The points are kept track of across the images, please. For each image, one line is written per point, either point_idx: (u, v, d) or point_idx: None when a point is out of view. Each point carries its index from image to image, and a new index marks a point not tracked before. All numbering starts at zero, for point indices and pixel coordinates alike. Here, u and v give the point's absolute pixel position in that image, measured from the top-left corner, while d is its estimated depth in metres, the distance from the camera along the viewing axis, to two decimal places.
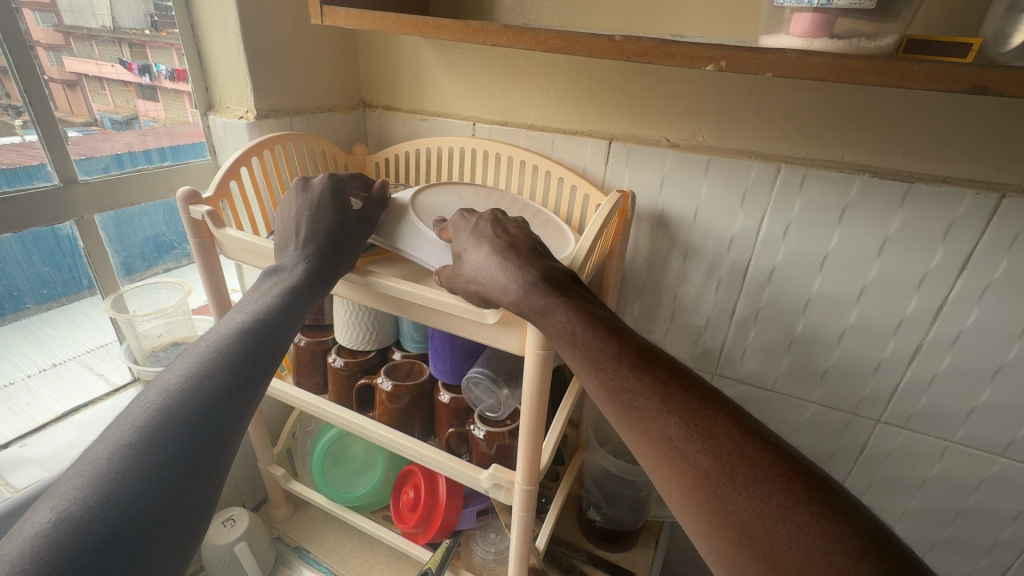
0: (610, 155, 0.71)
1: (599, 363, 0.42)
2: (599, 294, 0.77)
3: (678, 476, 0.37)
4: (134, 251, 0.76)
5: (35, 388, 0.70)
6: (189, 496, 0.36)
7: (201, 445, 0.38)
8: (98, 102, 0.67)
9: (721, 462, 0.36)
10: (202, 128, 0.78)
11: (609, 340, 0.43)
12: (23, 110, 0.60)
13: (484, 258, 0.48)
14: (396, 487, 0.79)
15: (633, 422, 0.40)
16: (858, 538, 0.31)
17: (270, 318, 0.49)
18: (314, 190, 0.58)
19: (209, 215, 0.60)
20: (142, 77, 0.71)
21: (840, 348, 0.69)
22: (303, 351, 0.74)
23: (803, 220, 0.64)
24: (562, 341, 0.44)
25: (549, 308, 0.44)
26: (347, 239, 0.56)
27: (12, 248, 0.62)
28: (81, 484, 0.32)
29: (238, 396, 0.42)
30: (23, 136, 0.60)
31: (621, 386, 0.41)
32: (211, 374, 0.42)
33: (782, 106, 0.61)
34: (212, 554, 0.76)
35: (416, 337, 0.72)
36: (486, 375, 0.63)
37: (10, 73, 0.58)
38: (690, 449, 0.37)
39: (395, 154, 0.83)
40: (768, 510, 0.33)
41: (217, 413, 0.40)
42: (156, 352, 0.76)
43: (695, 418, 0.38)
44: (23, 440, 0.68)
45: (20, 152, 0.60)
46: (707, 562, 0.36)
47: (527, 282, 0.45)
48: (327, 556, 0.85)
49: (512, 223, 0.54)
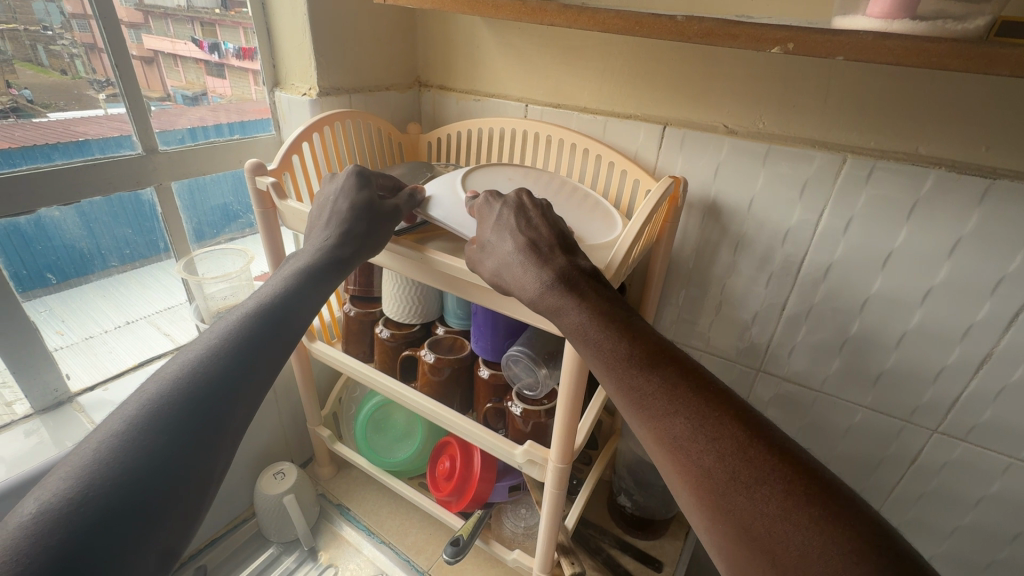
0: (663, 140, 0.70)
1: (610, 362, 0.43)
2: (644, 281, 0.77)
3: (683, 474, 0.38)
4: (205, 218, 0.81)
5: (112, 341, 0.78)
6: (196, 471, 0.35)
7: (212, 418, 0.37)
8: (173, 77, 0.71)
9: (724, 463, 0.36)
10: (269, 104, 0.82)
11: (622, 338, 0.43)
12: (107, 84, 0.65)
13: (505, 254, 0.49)
14: (433, 457, 0.83)
15: (641, 420, 0.41)
16: (857, 542, 0.31)
17: (289, 297, 0.49)
18: (348, 184, 0.59)
19: (273, 186, 0.64)
20: (212, 54, 0.75)
21: (898, 352, 0.65)
22: (352, 321, 0.78)
23: (867, 215, 0.61)
24: (576, 339, 0.45)
25: (563, 307, 0.45)
26: (373, 226, 0.56)
27: (101, 210, 0.68)
28: (96, 451, 0.33)
29: (254, 370, 0.42)
30: (106, 109, 0.65)
31: (630, 385, 0.42)
32: (230, 349, 0.42)
33: (853, 93, 0.57)
34: (263, 502, 0.83)
35: (459, 314, 0.73)
36: (526, 353, 0.64)
37: (104, 51, 0.63)
38: (697, 450, 0.37)
39: (448, 133, 0.85)
40: (768, 511, 0.34)
41: (231, 391, 0.39)
42: (221, 313, 0.80)
43: (704, 420, 0.38)
44: (105, 384, 0.76)
45: (104, 124, 0.65)
46: (710, 556, 0.37)
47: (543, 282, 0.46)
48: (366, 515, 0.90)
49: (535, 207, 0.53)
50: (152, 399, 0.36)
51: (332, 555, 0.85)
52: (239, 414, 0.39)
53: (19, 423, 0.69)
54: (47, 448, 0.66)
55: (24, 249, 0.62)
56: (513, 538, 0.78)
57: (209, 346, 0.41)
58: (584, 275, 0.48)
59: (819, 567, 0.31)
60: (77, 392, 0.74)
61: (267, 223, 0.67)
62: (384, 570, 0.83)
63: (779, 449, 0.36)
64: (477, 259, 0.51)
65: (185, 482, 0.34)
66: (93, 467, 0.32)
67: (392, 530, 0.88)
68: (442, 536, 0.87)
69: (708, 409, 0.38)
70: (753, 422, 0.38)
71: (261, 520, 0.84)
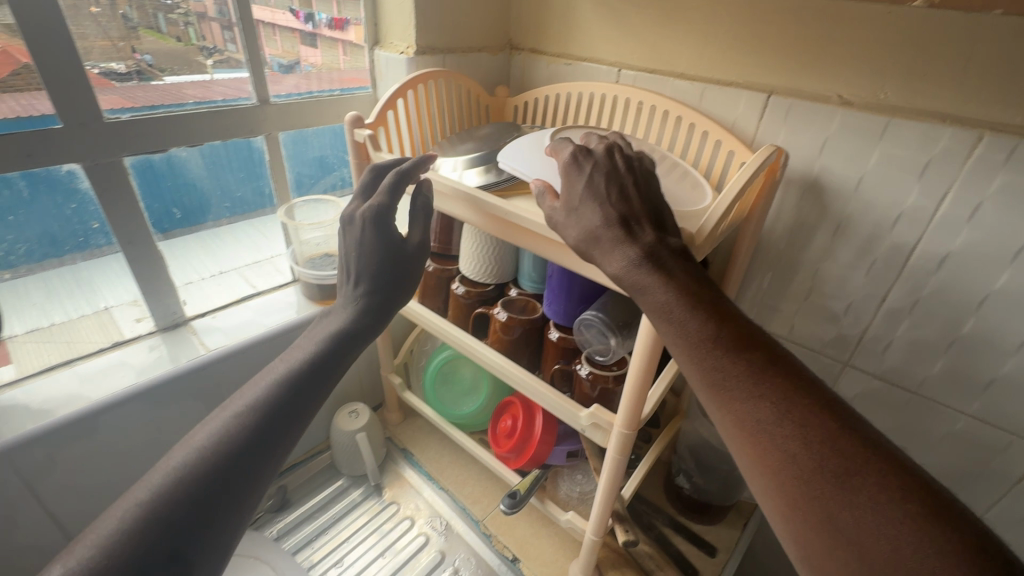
0: (766, 110, 0.66)
1: (691, 343, 0.41)
2: (728, 259, 0.73)
3: (763, 460, 0.37)
4: (305, 169, 0.87)
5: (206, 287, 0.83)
6: (216, 523, 0.40)
7: (233, 474, 0.42)
8: (271, 46, 0.75)
9: (811, 452, 0.34)
10: (368, 62, 0.85)
11: (709, 320, 0.41)
12: (213, 52, 0.70)
13: (593, 227, 0.46)
14: (496, 415, 0.85)
15: (721, 403, 0.39)
16: (957, 543, 0.29)
17: (326, 345, 0.51)
18: (364, 229, 0.56)
19: (370, 139, 0.67)
20: (306, 25, 0.79)
21: (1019, 358, 0.59)
22: (430, 276, 0.81)
23: (1001, 202, 0.54)
24: (658, 318, 0.43)
25: (648, 285, 0.43)
26: (392, 275, 0.57)
27: (221, 153, 0.74)
28: (144, 495, 0.39)
29: (282, 424, 0.46)
30: (211, 75, 0.70)
31: (712, 368, 0.40)
32: (267, 402, 0.46)
33: (1001, 61, 0.51)
34: (339, 436, 0.89)
35: (534, 277, 0.75)
36: (600, 318, 0.65)
37: (236, 19, 0.70)
38: (779, 437, 0.36)
39: (536, 97, 0.85)
40: (857, 503, 0.32)
41: (259, 445, 0.44)
42: (314, 259, 0.87)
43: (788, 409, 0.36)
44: (214, 313, 0.82)
45: (209, 88, 0.70)
46: (784, 543, 0.36)
47: (628, 258, 0.44)
48: (428, 462, 0.95)
49: (627, 173, 0.49)
50: (218, 428, 0.43)
51: (396, 494, 0.92)
52: (263, 470, 0.44)
53: (143, 338, 0.76)
54: (164, 362, 0.72)
55: (155, 184, 0.69)
56: (568, 502, 0.79)
57: (250, 397, 0.46)
58: (674, 253, 0.45)
59: (912, 564, 0.29)
60: (191, 318, 0.80)
61: (361, 174, 0.71)
62: (442, 515, 0.88)
63: (871, 442, 0.34)
64: (561, 226, 0.49)
65: (205, 525, 0.39)
66: (139, 510, 0.38)
67: (451, 479, 0.93)
68: (498, 491, 0.90)
69: (795, 399, 0.37)
70: (843, 415, 0.36)
71: (335, 454, 0.92)
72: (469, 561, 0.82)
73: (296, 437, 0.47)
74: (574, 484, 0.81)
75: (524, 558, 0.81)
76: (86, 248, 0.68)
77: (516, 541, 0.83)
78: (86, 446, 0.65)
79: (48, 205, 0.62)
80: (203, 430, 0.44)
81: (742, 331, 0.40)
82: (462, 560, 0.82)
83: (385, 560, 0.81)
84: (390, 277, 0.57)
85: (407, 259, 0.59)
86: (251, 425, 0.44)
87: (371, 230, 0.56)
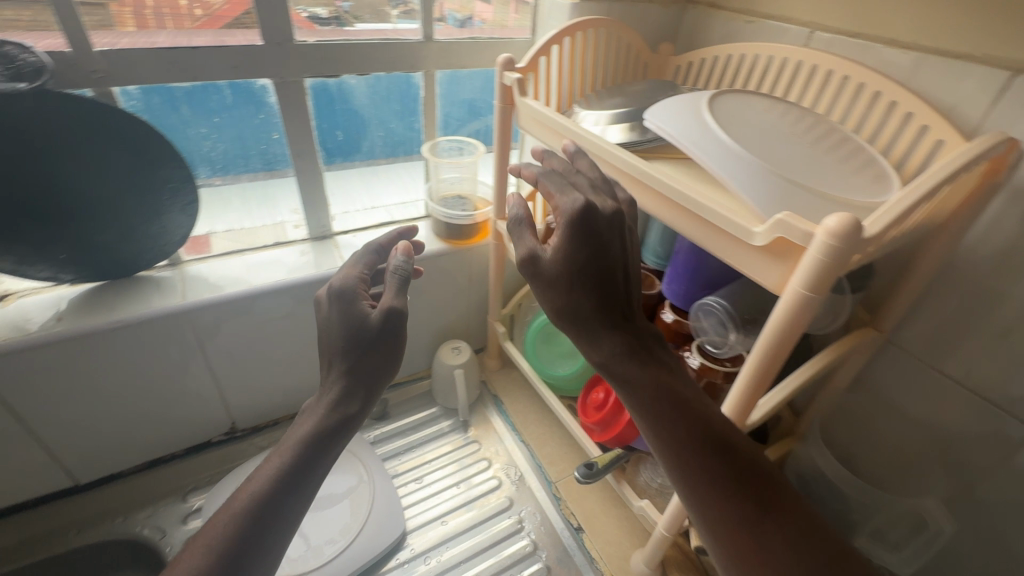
0: (1005, 94, 0.51)
1: (670, 444, 0.43)
2: (900, 273, 0.61)
3: (735, 565, 0.39)
4: (453, 110, 0.89)
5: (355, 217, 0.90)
6: None
7: (241, 558, 0.44)
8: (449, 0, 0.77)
9: (785, 549, 0.37)
10: (533, 6, 0.83)
11: (694, 423, 0.43)
12: (399, 3, 0.74)
13: (564, 305, 0.45)
14: (588, 386, 0.84)
15: (694, 509, 0.41)
16: None
17: (323, 432, 0.52)
18: (331, 301, 0.56)
19: (518, 82, 0.66)
20: None
21: None
22: (552, 233, 0.81)
23: None
24: (638, 416, 0.45)
25: (631, 376, 0.45)
26: (370, 359, 0.54)
27: (382, 85, 0.79)
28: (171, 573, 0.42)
29: (286, 509, 0.47)
30: (393, 24, 0.75)
31: (693, 470, 0.41)
32: (274, 489, 0.47)
33: None
34: (440, 367, 0.95)
35: (657, 252, 0.70)
36: (723, 307, 0.58)
37: None
38: (746, 535, 0.39)
39: (704, 57, 0.77)
40: None
41: (266, 527, 0.46)
42: (446, 197, 0.89)
43: (746, 514, 0.39)
44: (355, 233, 0.89)
45: (389, 36, 0.75)
46: None
47: (609, 345, 0.46)
48: (514, 414, 0.98)
49: (621, 239, 0.45)
50: (241, 508, 0.46)
51: (480, 433, 0.96)
52: (271, 549, 0.46)
53: (297, 242, 0.85)
54: (309, 267, 0.81)
55: (327, 107, 0.77)
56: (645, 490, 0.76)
57: (266, 477, 0.48)
58: (643, 346, 0.46)
59: None
60: (337, 232, 0.88)
61: (503, 120, 0.72)
62: (518, 466, 0.90)
63: (811, 530, 0.38)
64: (541, 286, 0.46)
65: None
66: None
67: (533, 435, 0.94)
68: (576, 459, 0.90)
69: (745, 498, 0.40)
70: (788, 497, 0.40)
71: (434, 383, 0.98)
72: (534, 516, 0.83)
73: (310, 500, 0.50)
74: (656, 473, 0.77)
75: (588, 530, 0.81)
76: (269, 167, 0.79)
77: (583, 512, 0.83)
78: (242, 323, 0.77)
79: (245, 114, 0.72)
80: (222, 506, 0.47)
81: (712, 425, 0.43)
82: (528, 513, 0.84)
83: (458, 490, 0.86)
84: (359, 354, 0.54)
85: (378, 330, 0.54)
86: (270, 494, 0.47)
87: (336, 305, 0.56)
